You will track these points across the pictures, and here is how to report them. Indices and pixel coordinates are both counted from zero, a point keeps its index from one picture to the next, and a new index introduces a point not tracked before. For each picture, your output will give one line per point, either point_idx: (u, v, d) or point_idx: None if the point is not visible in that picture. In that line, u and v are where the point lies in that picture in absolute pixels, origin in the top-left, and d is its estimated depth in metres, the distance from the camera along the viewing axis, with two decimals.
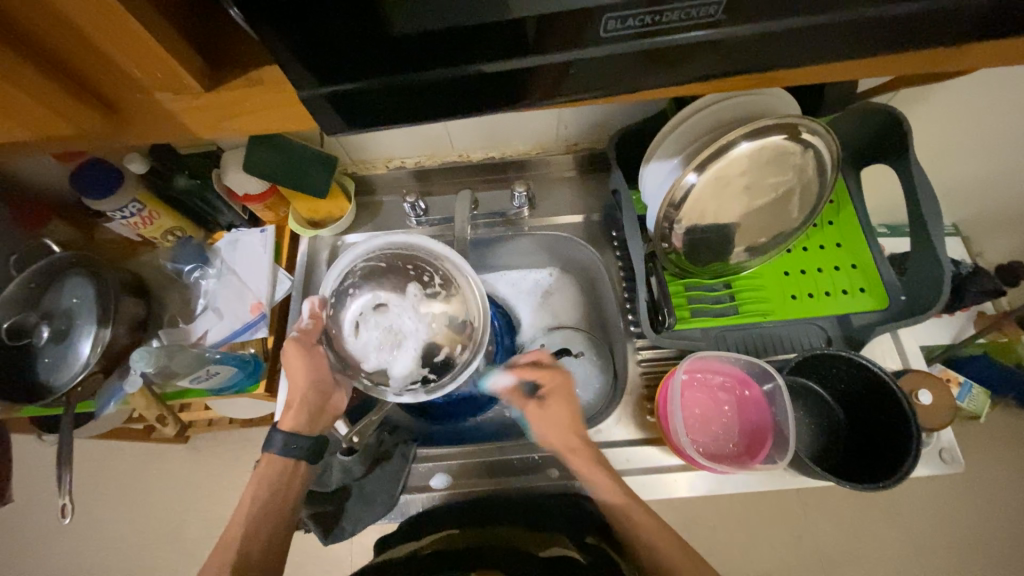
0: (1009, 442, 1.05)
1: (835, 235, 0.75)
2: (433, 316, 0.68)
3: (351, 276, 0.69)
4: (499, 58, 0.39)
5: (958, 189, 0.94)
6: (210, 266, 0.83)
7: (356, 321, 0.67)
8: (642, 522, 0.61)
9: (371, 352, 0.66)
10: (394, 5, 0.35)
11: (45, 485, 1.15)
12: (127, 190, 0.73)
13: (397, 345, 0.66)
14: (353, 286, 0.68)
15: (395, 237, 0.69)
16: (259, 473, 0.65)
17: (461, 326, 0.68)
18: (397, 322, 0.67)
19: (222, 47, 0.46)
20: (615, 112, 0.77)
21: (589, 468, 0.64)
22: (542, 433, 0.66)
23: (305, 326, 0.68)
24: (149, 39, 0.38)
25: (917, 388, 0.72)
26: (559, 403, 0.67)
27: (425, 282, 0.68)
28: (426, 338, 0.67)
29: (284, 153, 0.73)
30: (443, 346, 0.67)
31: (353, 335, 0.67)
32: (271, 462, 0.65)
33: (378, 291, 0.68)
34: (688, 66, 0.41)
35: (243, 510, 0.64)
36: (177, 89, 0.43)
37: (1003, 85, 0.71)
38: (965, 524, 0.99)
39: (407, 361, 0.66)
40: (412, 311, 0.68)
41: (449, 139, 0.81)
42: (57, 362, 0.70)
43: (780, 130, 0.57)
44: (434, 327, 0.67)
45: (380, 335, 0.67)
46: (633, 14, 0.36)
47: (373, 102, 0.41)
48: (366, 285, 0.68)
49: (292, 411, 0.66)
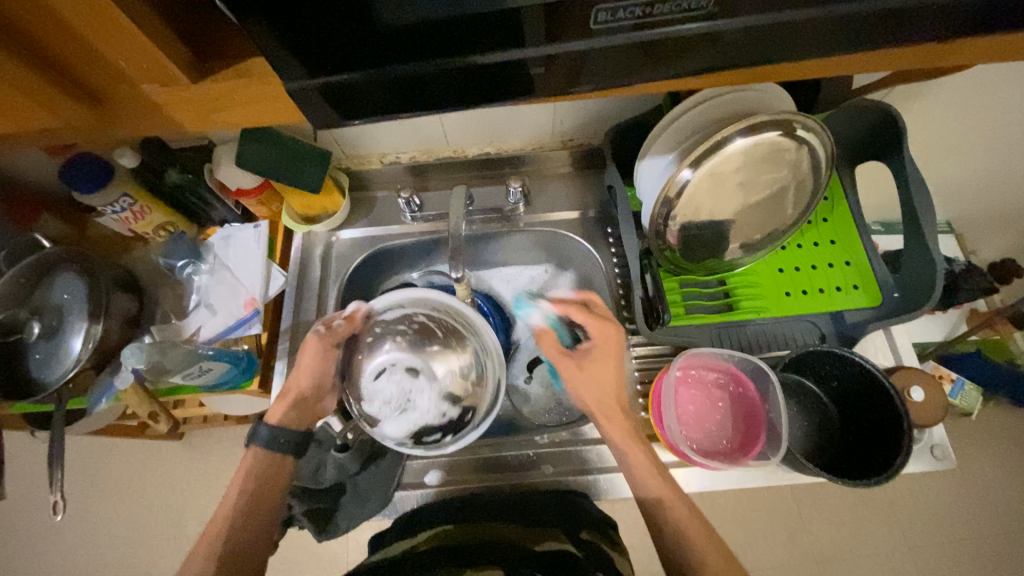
0: (1000, 439, 1.06)
1: (829, 232, 0.76)
2: (448, 400, 0.66)
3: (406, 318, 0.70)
4: (490, 50, 0.38)
5: (952, 186, 0.95)
6: (202, 262, 0.82)
7: (383, 365, 0.68)
8: (667, 515, 0.58)
9: (379, 398, 0.66)
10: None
11: (38, 482, 1.15)
12: (117, 184, 0.72)
13: (399, 410, 0.65)
14: (402, 324, 0.69)
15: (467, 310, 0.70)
16: (247, 465, 0.62)
17: (462, 416, 0.66)
18: (415, 388, 0.66)
19: (211, 38, 0.45)
20: (611, 108, 0.77)
21: (623, 437, 0.61)
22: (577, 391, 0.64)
23: (336, 325, 0.68)
24: (134, 29, 0.37)
25: (909, 384, 0.72)
26: (605, 359, 0.64)
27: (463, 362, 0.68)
28: (425, 421, 0.65)
29: (279, 149, 0.73)
30: (436, 432, 0.66)
31: (372, 377, 0.67)
32: (260, 454, 0.62)
33: (418, 349, 0.68)
34: (680, 59, 0.40)
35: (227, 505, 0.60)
36: (164, 81, 0.43)
37: (996, 83, 0.71)
38: (957, 519, 1.00)
39: (398, 429, 0.65)
40: (434, 385, 0.66)
41: (444, 134, 0.81)
42: (47, 358, 0.70)
43: (775, 127, 0.57)
44: (441, 414, 0.66)
45: (395, 390, 0.66)
46: (624, 6, 0.36)
47: (365, 93, 0.41)
48: (409, 337, 0.69)
49: (284, 403, 0.65)
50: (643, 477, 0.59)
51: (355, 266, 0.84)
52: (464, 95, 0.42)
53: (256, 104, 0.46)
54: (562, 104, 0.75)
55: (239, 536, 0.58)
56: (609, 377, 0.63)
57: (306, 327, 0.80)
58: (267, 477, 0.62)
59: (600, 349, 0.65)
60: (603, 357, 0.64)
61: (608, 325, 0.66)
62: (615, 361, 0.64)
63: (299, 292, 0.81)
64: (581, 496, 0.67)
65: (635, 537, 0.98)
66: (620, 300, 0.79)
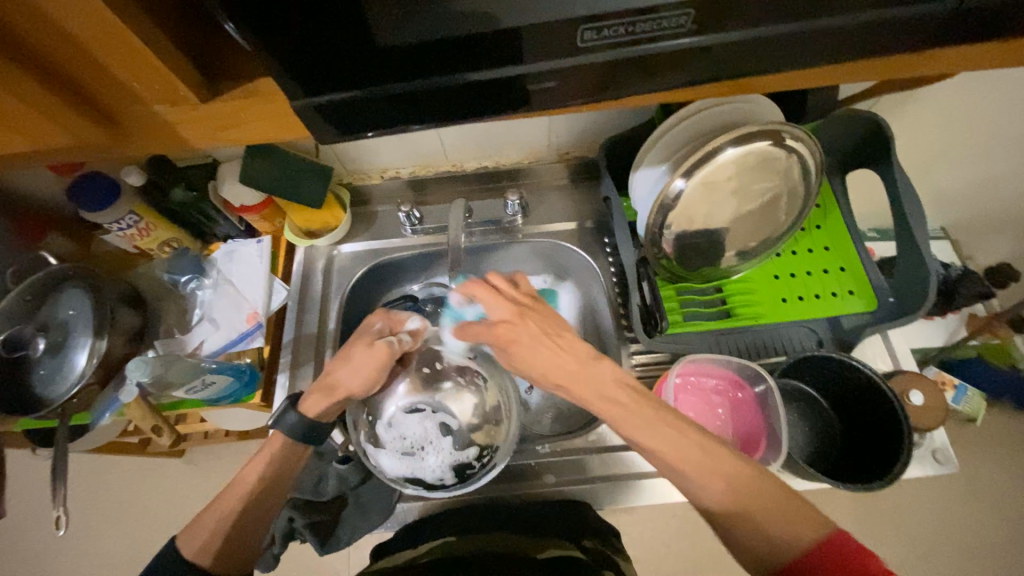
0: (1005, 443, 1.05)
1: (823, 238, 0.77)
2: (452, 470, 0.66)
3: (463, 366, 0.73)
4: (482, 68, 0.40)
5: (944, 193, 0.96)
6: (206, 277, 0.83)
7: (419, 404, 0.71)
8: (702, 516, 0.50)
9: (400, 430, 0.69)
10: (378, 18, 0.36)
11: (37, 501, 1.14)
12: (124, 202, 0.74)
13: (405, 452, 0.67)
14: (454, 372, 0.73)
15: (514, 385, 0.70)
16: (270, 447, 0.60)
17: (450, 483, 0.65)
18: (434, 442, 0.68)
19: (220, 62, 0.47)
20: (604, 121, 0.79)
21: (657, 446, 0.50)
22: (539, 369, 0.53)
23: (404, 334, 0.66)
24: (147, 52, 0.39)
25: (909, 388, 0.73)
26: (523, 353, 0.54)
27: (484, 430, 0.69)
28: (419, 475, 0.65)
29: (284, 166, 0.75)
30: (421, 486, 0.65)
31: (403, 409, 0.70)
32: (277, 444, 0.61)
33: (447, 404, 0.71)
34: (668, 73, 0.42)
35: (228, 493, 0.58)
36: (174, 101, 0.44)
37: (978, 90, 0.73)
38: (968, 526, 0.98)
39: (392, 467, 0.65)
40: (451, 450, 0.67)
41: (443, 149, 0.83)
42: (53, 373, 0.71)
43: (764, 137, 0.58)
44: (438, 478, 0.65)
45: (417, 432, 0.69)
46: (608, 25, 0.38)
47: (364, 110, 0.43)
48: (446, 392, 0.72)
49: (325, 399, 0.61)
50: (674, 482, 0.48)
51: (357, 279, 0.85)
52: (461, 110, 0.44)
53: (261, 122, 0.47)
54: (558, 117, 0.77)
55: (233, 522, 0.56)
56: (540, 362, 0.53)
57: (308, 340, 0.80)
58: (292, 462, 0.61)
59: (511, 349, 0.54)
60: (523, 349, 0.54)
61: (505, 323, 0.54)
62: (534, 343, 0.53)
63: (302, 306, 0.82)
64: (583, 505, 0.67)
65: (641, 548, 0.97)
66: (618, 308, 0.79)
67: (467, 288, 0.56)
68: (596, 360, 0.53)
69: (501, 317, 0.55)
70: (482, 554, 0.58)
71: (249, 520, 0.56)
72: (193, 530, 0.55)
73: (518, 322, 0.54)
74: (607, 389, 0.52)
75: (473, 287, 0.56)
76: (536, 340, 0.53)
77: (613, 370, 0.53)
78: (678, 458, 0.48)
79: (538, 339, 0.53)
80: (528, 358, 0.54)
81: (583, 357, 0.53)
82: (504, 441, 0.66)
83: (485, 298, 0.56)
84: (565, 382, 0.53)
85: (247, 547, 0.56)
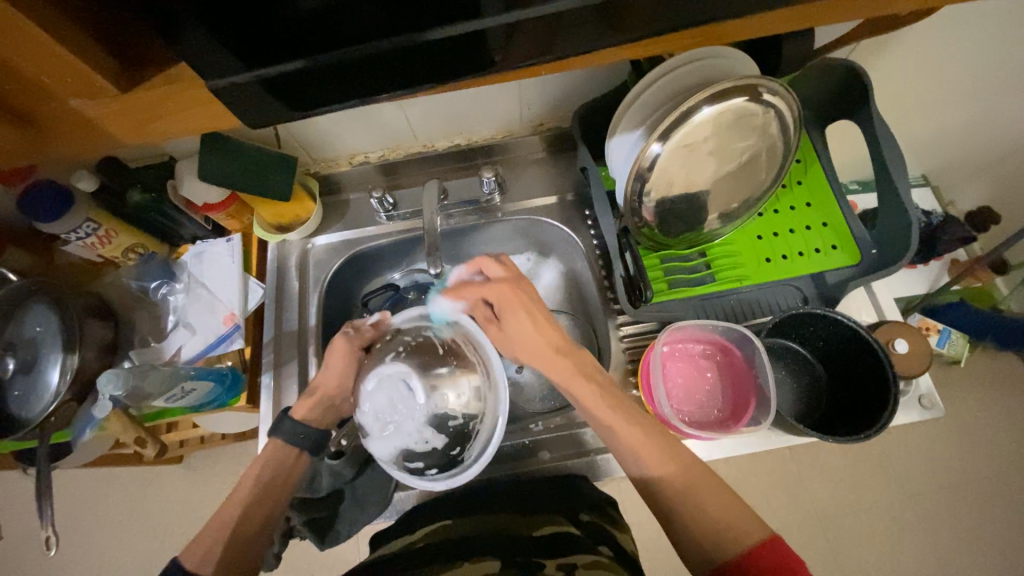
0: (986, 382, 1.08)
1: (804, 194, 0.75)
2: (440, 432, 0.60)
3: (411, 336, 0.65)
4: (421, 29, 0.37)
5: (925, 139, 0.95)
6: (177, 282, 0.80)
7: (388, 377, 0.60)
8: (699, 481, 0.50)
9: (375, 412, 0.59)
10: None
11: (34, 520, 1.13)
12: (79, 210, 0.70)
13: (385, 432, 0.59)
14: (414, 337, 0.65)
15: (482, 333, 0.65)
16: (264, 454, 0.61)
17: (445, 448, 0.60)
18: (409, 411, 0.59)
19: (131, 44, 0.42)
20: (577, 88, 0.75)
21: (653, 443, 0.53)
22: (518, 337, 0.60)
23: (364, 327, 0.67)
24: (37, 33, 0.35)
25: (893, 338, 0.73)
26: (515, 315, 0.60)
27: (460, 396, 0.62)
28: (408, 448, 0.59)
29: (244, 158, 0.71)
30: (420, 460, 0.60)
31: (370, 386, 0.61)
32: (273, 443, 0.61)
33: (430, 380, 0.61)
34: (622, 23, 0.40)
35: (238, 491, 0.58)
36: (92, 94, 0.41)
37: (958, 26, 0.70)
38: (953, 463, 1.02)
39: (383, 450, 0.59)
40: (428, 413, 0.60)
41: (412, 129, 0.79)
42: (27, 393, 0.68)
43: (740, 92, 0.55)
44: (425, 441, 0.59)
45: (388, 408, 0.59)
46: None
47: (315, 83, 0.40)
48: (429, 367, 0.62)
49: (310, 401, 0.64)
50: (649, 456, 0.52)
51: (334, 271, 0.82)
52: (412, 79, 0.41)
53: (193, 111, 0.44)
54: (527, 87, 0.73)
55: (248, 519, 0.56)
56: (527, 333, 0.60)
57: (289, 337, 0.78)
58: (276, 463, 0.61)
59: (506, 310, 0.61)
60: (512, 314, 0.60)
61: (501, 284, 0.61)
62: (525, 306, 0.60)
63: (279, 305, 0.80)
64: (580, 479, 0.68)
65: (641, 514, 0.99)
66: (603, 281, 0.78)
67: (485, 259, 0.64)
68: (579, 349, 0.60)
69: (498, 279, 0.62)
70: (478, 534, 0.58)
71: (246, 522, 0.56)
72: (198, 541, 0.54)
73: (516, 288, 0.61)
74: (585, 367, 0.59)
75: (482, 259, 0.64)
76: (528, 309, 0.60)
77: (590, 359, 0.60)
78: (672, 465, 0.51)
79: (528, 305, 0.60)
80: (511, 331, 0.61)
81: (566, 338, 0.60)
82: (489, 412, 0.62)
83: (491, 265, 0.63)
84: (546, 351, 0.59)
85: (254, 544, 0.55)
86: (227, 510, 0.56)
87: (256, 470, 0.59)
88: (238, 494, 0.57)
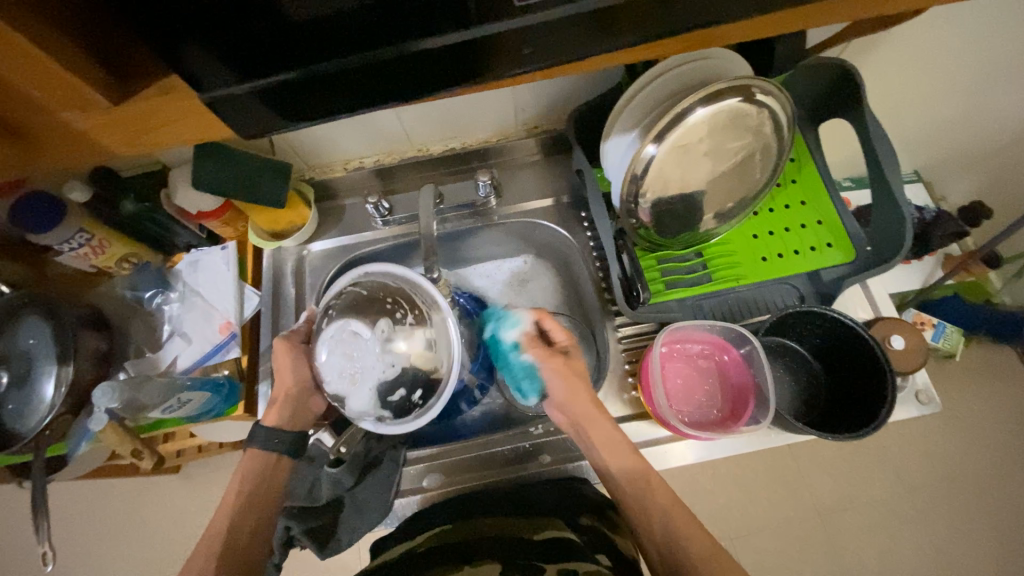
0: (982, 375, 1.09)
1: (799, 192, 0.76)
2: (401, 358, 0.58)
3: (335, 297, 0.62)
4: (414, 37, 0.37)
5: (918, 136, 0.95)
6: (171, 290, 0.80)
7: (334, 340, 0.59)
8: None
9: (338, 374, 0.59)
10: None
11: (31, 533, 1.11)
12: (71, 221, 0.69)
13: (355, 383, 0.58)
14: (333, 304, 0.62)
15: (394, 270, 0.63)
16: (245, 466, 0.61)
17: (416, 368, 0.58)
18: (364, 356, 0.58)
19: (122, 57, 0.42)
20: (571, 90, 0.75)
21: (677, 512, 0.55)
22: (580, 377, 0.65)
23: (298, 326, 0.66)
24: (25, 45, 0.34)
25: (890, 334, 0.74)
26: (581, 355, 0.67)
27: (399, 318, 0.59)
28: (381, 383, 0.57)
29: (234, 164, 0.70)
30: (399, 390, 0.58)
31: (324, 355, 0.60)
32: (271, 453, 0.61)
33: (367, 321, 0.59)
34: (617, 28, 0.40)
35: (225, 505, 0.58)
36: (82, 106, 0.41)
37: (949, 25, 0.71)
38: (951, 456, 1.02)
39: (361, 402, 0.58)
40: (380, 349, 0.58)
41: (406, 133, 0.79)
42: (19, 407, 0.66)
43: (735, 93, 0.56)
44: (391, 366, 0.58)
45: (349, 365, 0.58)
46: None
47: (309, 92, 0.40)
48: (359, 309, 0.60)
49: (277, 408, 0.63)
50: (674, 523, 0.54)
51: (331, 277, 0.82)
52: (408, 86, 0.41)
53: (182, 121, 0.45)
54: (521, 90, 0.73)
55: (239, 530, 0.57)
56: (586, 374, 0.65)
57: None
58: (266, 474, 0.61)
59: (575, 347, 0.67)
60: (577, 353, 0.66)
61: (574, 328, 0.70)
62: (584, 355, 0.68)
63: (275, 312, 0.79)
64: (581, 482, 0.67)
65: None
66: (600, 281, 0.78)
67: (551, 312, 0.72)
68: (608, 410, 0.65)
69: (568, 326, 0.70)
70: (480, 539, 0.58)
71: (241, 534, 0.57)
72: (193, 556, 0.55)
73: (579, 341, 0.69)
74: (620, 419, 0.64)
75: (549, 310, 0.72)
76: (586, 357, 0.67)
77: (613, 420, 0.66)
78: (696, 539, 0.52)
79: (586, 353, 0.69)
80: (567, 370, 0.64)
81: None
82: (431, 323, 0.61)
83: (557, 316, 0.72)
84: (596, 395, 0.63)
85: (248, 556, 0.57)
86: (223, 526, 0.57)
87: (248, 482, 0.59)
88: (233, 510, 0.58)
